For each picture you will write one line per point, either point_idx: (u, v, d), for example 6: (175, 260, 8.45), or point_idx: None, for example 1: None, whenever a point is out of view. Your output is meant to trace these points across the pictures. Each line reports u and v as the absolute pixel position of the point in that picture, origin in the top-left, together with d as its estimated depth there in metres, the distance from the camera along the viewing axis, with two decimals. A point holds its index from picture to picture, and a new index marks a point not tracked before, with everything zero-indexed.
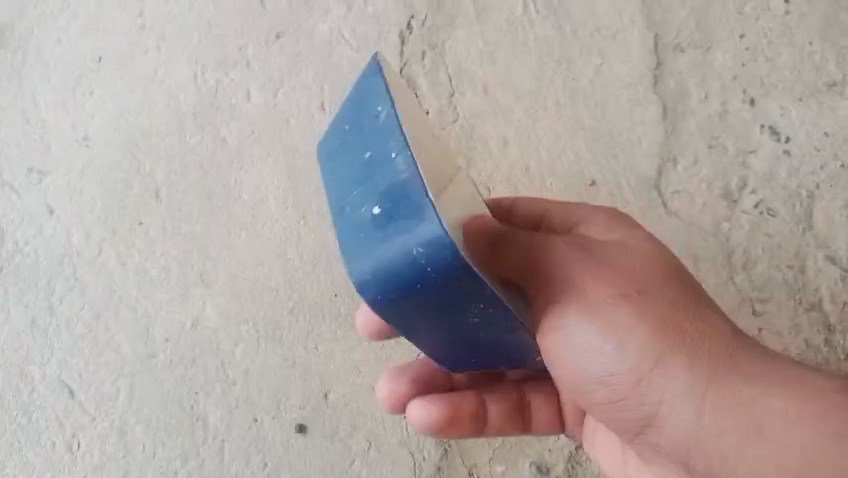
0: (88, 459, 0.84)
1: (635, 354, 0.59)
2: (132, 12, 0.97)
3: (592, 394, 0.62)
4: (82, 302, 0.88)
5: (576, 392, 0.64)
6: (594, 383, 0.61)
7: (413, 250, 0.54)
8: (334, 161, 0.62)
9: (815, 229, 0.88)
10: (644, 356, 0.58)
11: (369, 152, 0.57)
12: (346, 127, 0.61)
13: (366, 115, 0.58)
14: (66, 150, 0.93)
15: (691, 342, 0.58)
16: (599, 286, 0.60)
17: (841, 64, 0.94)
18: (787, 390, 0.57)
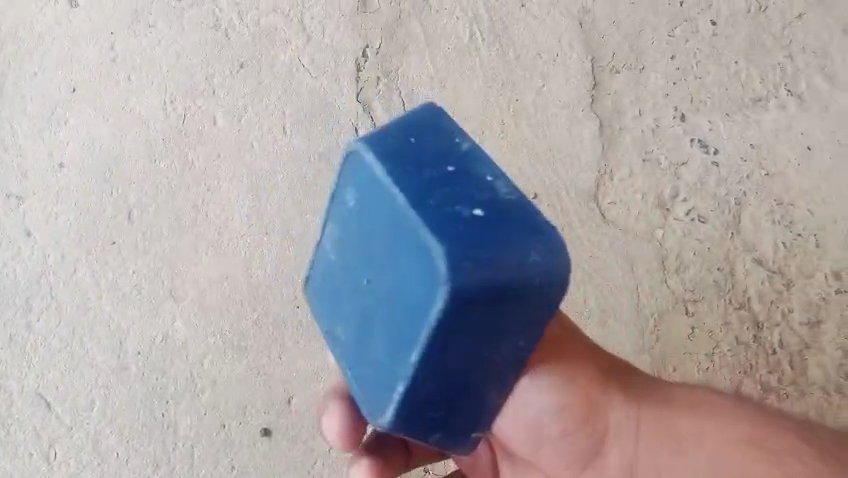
0: (65, 467, 0.89)
1: (588, 389, 0.63)
2: (103, 45, 1.03)
3: (545, 434, 0.65)
4: (57, 319, 0.93)
5: (527, 437, 0.66)
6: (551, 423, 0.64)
7: (531, 252, 0.50)
8: (392, 169, 0.54)
9: (742, 234, 0.96)
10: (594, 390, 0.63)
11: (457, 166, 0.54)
12: (411, 140, 0.56)
13: (442, 134, 0.56)
14: (42, 176, 0.99)
15: (618, 383, 0.65)
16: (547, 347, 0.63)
17: (765, 80, 1.01)
18: (697, 411, 0.64)
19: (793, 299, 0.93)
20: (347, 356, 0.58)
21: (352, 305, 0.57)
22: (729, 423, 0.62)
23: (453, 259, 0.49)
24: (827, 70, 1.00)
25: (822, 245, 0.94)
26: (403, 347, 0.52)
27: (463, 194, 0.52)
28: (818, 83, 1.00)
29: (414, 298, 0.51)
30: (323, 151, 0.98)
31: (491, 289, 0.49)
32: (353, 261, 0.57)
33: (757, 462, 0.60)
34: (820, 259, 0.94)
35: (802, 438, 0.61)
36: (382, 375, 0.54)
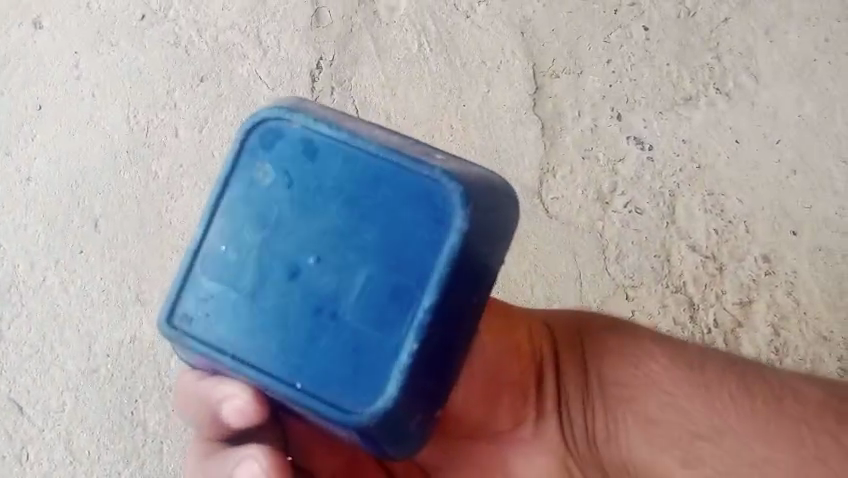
0: (38, 467, 0.93)
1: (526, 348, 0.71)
2: (67, 63, 1.08)
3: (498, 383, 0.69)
4: (28, 326, 0.98)
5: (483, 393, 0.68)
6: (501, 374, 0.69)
7: (497, 182, 0.52)
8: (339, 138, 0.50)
9: (678, 223, 1.02)
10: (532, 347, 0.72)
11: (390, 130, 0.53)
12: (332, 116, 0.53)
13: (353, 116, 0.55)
14: (12, 190, 1.03)
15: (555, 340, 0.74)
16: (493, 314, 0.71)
17: (695, 80, 1.08)
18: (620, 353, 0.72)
19: (726, 281, 1.00)
20: (292, 359, 0.49)
21: (297, 294, 0.49)
22: (645, 364, 0.71)
23: (457, 183, 0.49)
24: (752, 69, 1.08)
25: (750, 231, 1.02)
26: (397, 309, 0.48)
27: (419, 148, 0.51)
28: (744, 81, 1.08)
29: (412, 251, 0.48)
30: None
31: (491, 216, 0.49)
32: (292, 240, 0.50)
33: (656, 393, 0.70)
34: (749, 244, 1.01)
35: (704, 378, 0.70)
36: (363, 359, 0.48)
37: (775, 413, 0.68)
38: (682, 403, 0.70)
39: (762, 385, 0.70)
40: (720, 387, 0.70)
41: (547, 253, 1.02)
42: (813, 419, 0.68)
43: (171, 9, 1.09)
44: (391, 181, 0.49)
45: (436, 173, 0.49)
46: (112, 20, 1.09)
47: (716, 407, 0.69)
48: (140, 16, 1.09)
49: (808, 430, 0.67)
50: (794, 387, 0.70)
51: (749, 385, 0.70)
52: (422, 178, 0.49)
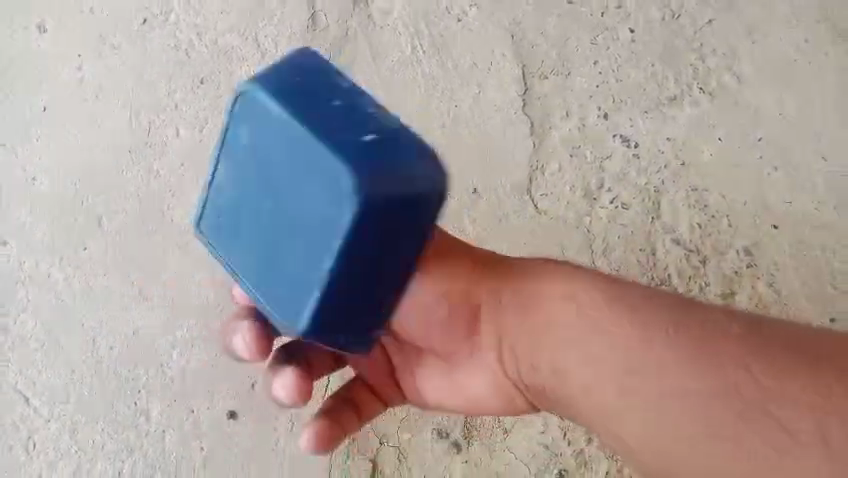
0: (44, 456, 0.96)
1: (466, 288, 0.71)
2: (72, 67, 1.11)
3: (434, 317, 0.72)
4: (34, 320, 1.00)
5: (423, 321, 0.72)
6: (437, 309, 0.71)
7: (416, 170, 0.55)
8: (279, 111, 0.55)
9: (662, 218, 1.06)
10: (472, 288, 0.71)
11: (337, 99, 0.56)
12: (295, 78, 0.57)
13: (325, 73, 0.59)
14: (17, 188, 1.06)
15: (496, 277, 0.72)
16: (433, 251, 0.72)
17: (680, 80, 1.12)
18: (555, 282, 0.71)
19: (709, 273, 1.04)
20: (251, 274, 0.59)
21: (253, 230, 0.59)
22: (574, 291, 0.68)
23: (356, 174, 0.52)
24: (735, 70, 1.12)
25: (732, 225, 1.06)
26: (312, 268, 0.55)
27: (348, 126, 0.55)
28: (727, 82, 1.11)
29: (322, 219, 0.54)
30: None
31: (395, 205, 0.54)
32: (249, 188, 0.58)
33: (581, 317, 0.66)
34: (732, 237, 1.05)
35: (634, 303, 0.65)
36: (290, 294, 0.57)
37: (709, 338, 0.61)
38: (608, 326, 0.65)
39: (697, 312, 0.63)
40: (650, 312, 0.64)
41: (536, 248, 1.06)
42: (752, 351, 0.59)
43: (173, 14, 1.13)
44: (308, 159, 0.54)
45: (338, 161, 0.53)
46: (114, 24, 1.13)
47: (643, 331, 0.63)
48: (142, 20, 1.13)
49: (740, 359, 0.59)
50: (733, 320, 0.61)
51: (684, 315, 0.63)
52: (327, 167, 0.53)
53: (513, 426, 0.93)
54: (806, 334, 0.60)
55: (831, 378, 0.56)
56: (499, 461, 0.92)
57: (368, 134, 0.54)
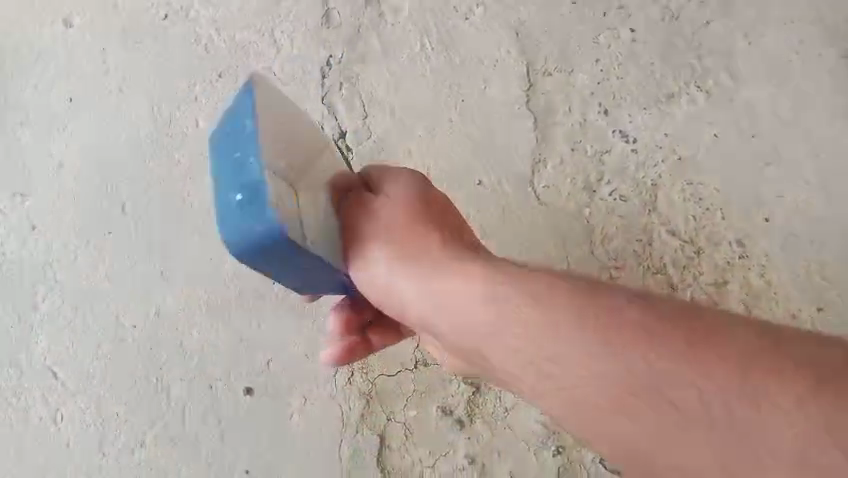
0: (71, 427, 1.02)
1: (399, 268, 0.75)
2: (96, 60, 1.16)
3: (375, 289, 0.79)
4: (62, 300, 1.06)
5: (373, 290, 0.79)
6: (379, 284, 0.78)
7: (259, 226, 0.69)
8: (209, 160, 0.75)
9: (658, 210, 1.11)
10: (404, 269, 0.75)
11: (237, 153, 0.72)
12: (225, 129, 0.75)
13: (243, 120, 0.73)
14: (45, 175, 1.12)
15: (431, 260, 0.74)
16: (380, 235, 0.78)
17: (678, 79, 1.16)
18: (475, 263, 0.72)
19: (702, 263, 1.09)
20: None
21: None
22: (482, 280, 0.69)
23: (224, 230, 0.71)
24: (731, 69, 1.16)
25: (726, 218, 1.11)
26: None
27: (234, 181, 0.71)
28: (723, 80, 1.16)
29: None
30: None
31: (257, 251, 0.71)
32: None
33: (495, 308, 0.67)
34: (725, 229, 1.10)
35: (536, 292, 0.66)
36: None
37: (605, 329, 0.61)
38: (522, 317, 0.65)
39: (599, 299, 0.62)
40: (552, 301, 0.64)
41: (537, 238, 1.11)
42: (646, 341, 0.59)
43: (192, 10, 1.18)
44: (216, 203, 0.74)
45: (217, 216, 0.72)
46: (136, 19, 1.18)
47: (543, 321, 0.64)
48: (163, 15, 1.18)
49: (635, 351, 0.59)
50: (633, 310, 0.61)
51: (586, 303, 0.63)
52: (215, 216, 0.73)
53: (514, 406, 0.99)
54: (707, 321, 0.58)
55: (721, 370, 0.55)
56: (501, 438, 0.98)
57: (240, 192, 0.70)
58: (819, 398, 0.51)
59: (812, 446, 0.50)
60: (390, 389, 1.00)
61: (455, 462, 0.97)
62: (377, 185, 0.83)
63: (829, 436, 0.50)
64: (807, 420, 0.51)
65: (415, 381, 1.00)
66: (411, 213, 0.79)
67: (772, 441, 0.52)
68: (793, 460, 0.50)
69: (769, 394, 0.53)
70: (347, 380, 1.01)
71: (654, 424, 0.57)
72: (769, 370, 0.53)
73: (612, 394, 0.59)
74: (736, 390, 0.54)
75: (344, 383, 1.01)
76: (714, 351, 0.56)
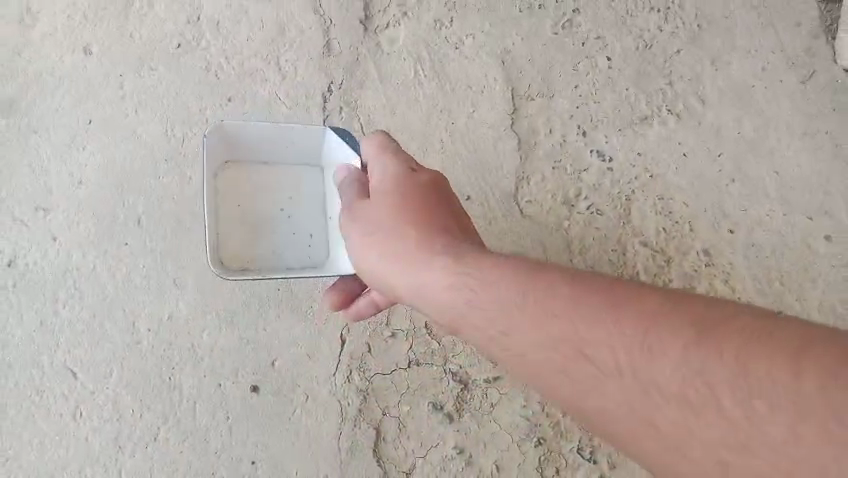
0: (90, 422, 1.11)
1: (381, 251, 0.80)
2: (114, 85, 1.23)
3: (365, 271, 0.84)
4: (81, 305, 1.15)
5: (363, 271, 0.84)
6: (367, 265, 0.83)
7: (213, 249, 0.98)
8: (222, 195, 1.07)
9: (632, 222, 1.22)
10: (384, 252, 0.80)
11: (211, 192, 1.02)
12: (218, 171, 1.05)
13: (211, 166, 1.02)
14: (65, 191, 1.19)
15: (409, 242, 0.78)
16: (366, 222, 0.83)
17: (650, 103, 1.27)
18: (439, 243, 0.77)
19: (672, 271, 1.19)
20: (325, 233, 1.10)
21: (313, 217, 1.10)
22: (440, 260, 0.76)
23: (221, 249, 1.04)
24: (699, 94, 1.27)
25: (694, 229, 1.21)
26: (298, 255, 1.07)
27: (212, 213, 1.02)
28: (692, 104, 1.27)
29: None
30: None
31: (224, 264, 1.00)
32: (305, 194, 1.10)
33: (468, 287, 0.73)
34: (693, 240, 1.20)
35: (503, 273, 0.71)
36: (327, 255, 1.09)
37: (540, 299, 0.68)
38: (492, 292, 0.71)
39: (564, 278, 0.69)
40: (496, 278, 0.71)
41: (522, 249, 1.21)
42: (572, 309, 0.66)
43: (203, 39, 1.26)
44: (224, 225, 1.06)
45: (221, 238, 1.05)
46: (152, 48, 1.26)
47: (507, 297, 0.70)
48: (177, 44, 1.26)
49: (561, 317, 0.66)
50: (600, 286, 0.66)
51: (560, 283, 0.68)
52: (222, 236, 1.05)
53: (499, 401, 1.13)
54: (632, 287, 0.65)
55: (671, 335, 0.59)
56: (487, 429, 1.12)
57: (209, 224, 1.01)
58: (703, 347, 0.58)
59: (694, 388, 0.57)
60: (386, 386, 1.13)
61: (445, 452, 1.11)
62: (376, 165, 0.87)
63: (705, 377, 0.57)
64: (688, 365, 0.58)
65: (408, 379, 1.13)
66: (390, 192, 0.83)
67: (664, 386, 0.59)
68: (680, 401, 0.58)
69: (663, 346, 0.59)
70: (346, 378, 1.13)
71: (574, 379, 0.65)
72: (670, 326, 0.60)
73: (542, 355, 0.67)
74: (637, 345, 0.61)
75: (344, 381, 1.13)
76: (628, 313, 0.63)
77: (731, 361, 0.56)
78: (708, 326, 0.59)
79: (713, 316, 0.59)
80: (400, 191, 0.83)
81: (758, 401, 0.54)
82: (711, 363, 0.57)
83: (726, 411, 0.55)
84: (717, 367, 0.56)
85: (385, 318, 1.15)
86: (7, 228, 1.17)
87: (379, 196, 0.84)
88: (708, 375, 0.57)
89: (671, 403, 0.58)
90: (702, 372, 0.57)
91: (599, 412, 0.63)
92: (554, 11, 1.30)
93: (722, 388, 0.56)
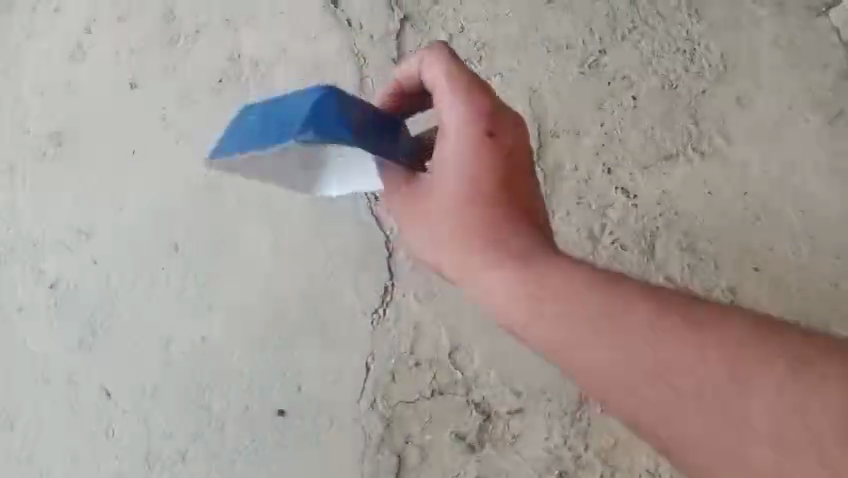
0: (122, 440, 1.16)
1: (455, 241, 0.76)
2: (157, 117, 1.28)
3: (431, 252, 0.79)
4: (118, 327, 1.19)
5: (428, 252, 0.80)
6: (437, 251, 0.78)
7: None
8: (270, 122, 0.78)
9: (656, 258, 1.24)
10: (460, 241, 0.76)
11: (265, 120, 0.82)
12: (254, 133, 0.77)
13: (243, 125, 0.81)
14: (106, 216, 1.24)
15: (489, 238, 0.75)
16: (438, 206, 0.77)
17: (676, 140, 1.29)
18: (510, 231, 0.75)
19: None
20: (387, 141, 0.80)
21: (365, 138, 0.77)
22: (516, 260, 0.73)
23: None
24: (725, 133, 1.29)
25: (718, 266, 1.23)
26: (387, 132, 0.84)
27: None
28: (718, 143, 1.28)
29: None
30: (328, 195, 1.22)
31: None
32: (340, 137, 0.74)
33: (561, 293, 0.70)
34: (718, 278, 1.22)
35: (597, 285, 0.69)
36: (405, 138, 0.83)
37: (619, 315, 0.67)
38: (583, 301, 0.69)
39: (659, 293, 0.67)
40: (580, 288, 0.70)
41: None
42: (654, 331, 0.65)
43: (242, 74, 1.30)
44: None
45: None
46: (196, 82, 1.30)
47: (600, 307, 0.68)
48: (217, 79, 1.30)
49: (650, 331, 0.65)
50: (694, 305, 0.66)
51: (657, 299, 0.67)
52: None
53: (521, 432, 1.13)
54: (714, 310, 0.65)
55: (772, 365, 0.60)
56: (508, 460, 1.12)
57: None
58: (806, 383, 0.59)
59: (791, 426, 0.58)
60: (409, 414, 1.15)
61: None
62: (445, 125, 0.77)
63: (808, 420, 0.58)
64: (786, 403, 0.59)
65: (431, 407, 1.15)
66: (464, 167, 0.75)
67: (760, 423, 0.59)
68: (775, 440, 0.59)
69: (755, 377, 0.61)
70: (371, 404, 1.15)
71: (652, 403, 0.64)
72: (769, 360, 0.61)
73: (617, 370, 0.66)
74: (731, 367, 0.62)
75: (368, 407, 1.15)
76: (716, 339, 0.63)
77: (834, 402, 0.57)
78: (810, 358, 0.59)
79: (815, 354, 0.60)
80: (463, 137, 0.75)
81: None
82: (811, 401, 0.58)
83: (825, 450, 0.57)
84: (818, 405, 0.58)
85: (410, 347, 1.17)
86: (51, 251, 1.23)
87: (442, 150, 0.77)
88: (809, 416, 0.58)
89: (767, 439, 0.59)
90: (802, 412, 0.58)
91: (682, 437, 0.63)
92: (581, 51, 1.33)
93: (824, 430, 0.57)
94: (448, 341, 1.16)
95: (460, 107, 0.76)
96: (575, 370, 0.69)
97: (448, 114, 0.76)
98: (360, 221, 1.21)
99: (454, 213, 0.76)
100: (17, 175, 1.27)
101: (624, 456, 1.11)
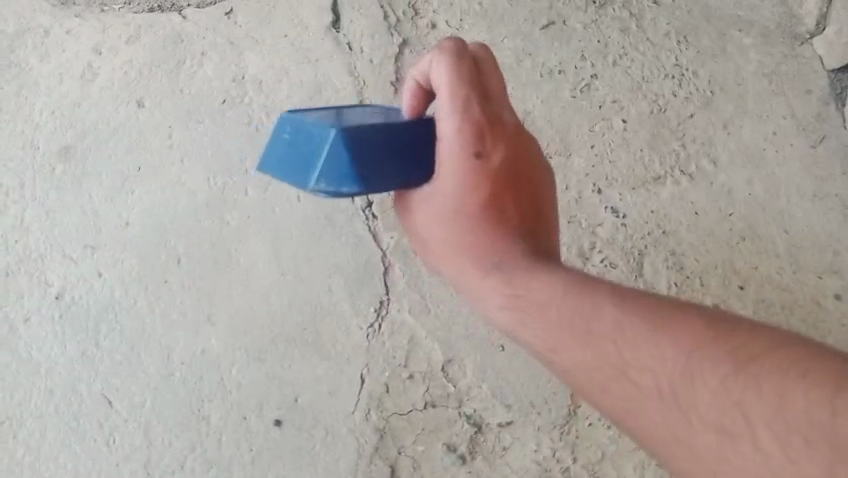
0: (122, 449, 1.18)
1: (447, 250, 0.83)
2: (164, 136, 1.33)
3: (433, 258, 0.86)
4: (121, 338, 1.23)
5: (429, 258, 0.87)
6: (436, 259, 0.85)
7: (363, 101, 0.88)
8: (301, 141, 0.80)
9: (644, 276, 1.27)
10: (450, 250, 0.82)
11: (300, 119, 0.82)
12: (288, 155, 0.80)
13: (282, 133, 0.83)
14: (111, 230, 1.28)
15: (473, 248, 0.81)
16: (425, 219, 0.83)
17: (663, 163, 1.33)
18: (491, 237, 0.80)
19: None
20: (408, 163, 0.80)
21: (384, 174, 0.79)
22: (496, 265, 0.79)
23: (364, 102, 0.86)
24: (712, 156, 1.33)
25: (705, 284, 1.26)
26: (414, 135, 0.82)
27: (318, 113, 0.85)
28: (704, 165, 1.33)
29: None
30: (326, 213, 1.27)
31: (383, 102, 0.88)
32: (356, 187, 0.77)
33: (535, 295, 0.76)
34: (704, 295, 1.26)
35: (568, 290, 0.75)
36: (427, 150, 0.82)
37: (586, 316, 0.72)
38: (555, 304, 0.75)
39: (628, 296, 0.72)
40: (554, 292, 0.75)
41: None
42: (617, 329, 0.70)
43: (246, 95, 1.35)
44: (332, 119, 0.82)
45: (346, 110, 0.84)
46: (201, 103, 1.34)
47: (569, 309, 0.74)
48: (222, 100, 1.35)
49: (612, 331, 0.70)
50: (660, 307, 0.69)
51: (624, 302, 0.71)
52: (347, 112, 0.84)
53: (511, 445, 1.16)
54: (678, 308, 0.68)
55: (720, 361, 0.63)
56: (498, 471, 1.15)
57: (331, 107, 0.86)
58: (747, 378, 0.60)
59: (731, 418, 0.60)
60: (403, 426, 1.18)
61: None
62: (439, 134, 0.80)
63: (744, 411, 0.60)
64: (727, 395, 0.61)
65: (424, 419, 1.18)
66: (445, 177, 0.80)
67: (706, 415, 0.62)
68: (720, 430, 0.61)
69: (704, 372, 0.63)
70: (365, 415, 1.18)
71: (619, 397, 0.69)
72: (717, 356, 0.63)
73: (587, 366, 0.72)
74: (683, 364, 0.65)
75: (363, 418, 1.18)
76: (671, 337, 0.66)
77: (771, 393, 0.58)
78: (758, 355, 0.61)
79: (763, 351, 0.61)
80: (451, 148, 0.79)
81: (794, 436, 0.56)
82: (749, 396, 0.60)
83: (760, 441, 0.58)
84: (756, 399, 0.59)
85: (404, 360, 1.20)
86: (57, 264, 1.27)
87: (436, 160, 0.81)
88: (747, 407, 0.60)
89: (711, 430, 0.62)
90: (740, 405, 0.60)
91: (643, 426, 0.68)
92: (573, 76, 1.38)
93: (759, 419, 0.59)
94: (440, 355, 1.20)
95: (451, 116, 0.79)
96: (557, 367, 0.76)
97: (440, 124, 0.80)
98: (357, 237, 1.25)
99: (439, 223, 0.82)
100: (27, 190, 1.31)
101: (611, 468, 1.14)
